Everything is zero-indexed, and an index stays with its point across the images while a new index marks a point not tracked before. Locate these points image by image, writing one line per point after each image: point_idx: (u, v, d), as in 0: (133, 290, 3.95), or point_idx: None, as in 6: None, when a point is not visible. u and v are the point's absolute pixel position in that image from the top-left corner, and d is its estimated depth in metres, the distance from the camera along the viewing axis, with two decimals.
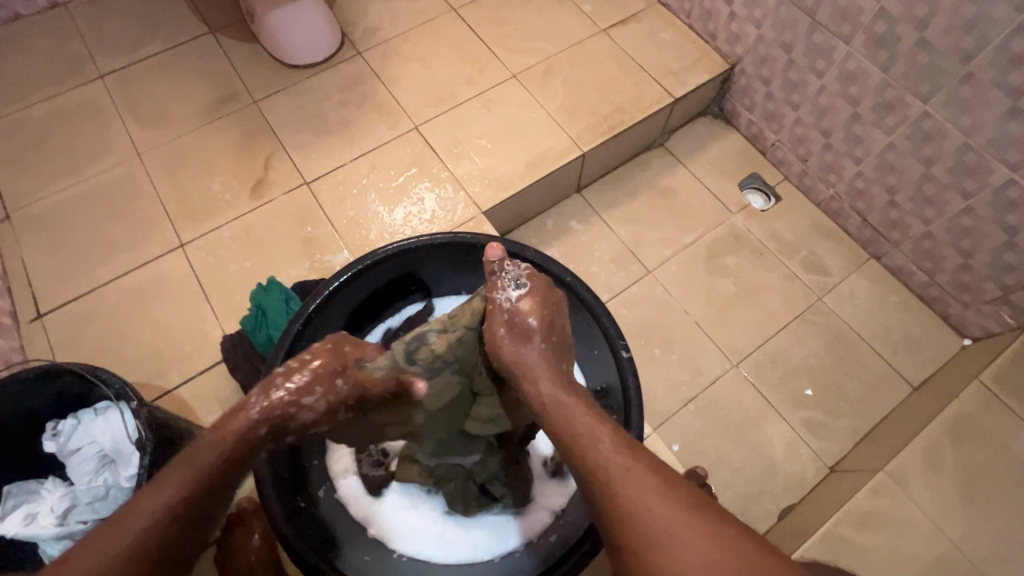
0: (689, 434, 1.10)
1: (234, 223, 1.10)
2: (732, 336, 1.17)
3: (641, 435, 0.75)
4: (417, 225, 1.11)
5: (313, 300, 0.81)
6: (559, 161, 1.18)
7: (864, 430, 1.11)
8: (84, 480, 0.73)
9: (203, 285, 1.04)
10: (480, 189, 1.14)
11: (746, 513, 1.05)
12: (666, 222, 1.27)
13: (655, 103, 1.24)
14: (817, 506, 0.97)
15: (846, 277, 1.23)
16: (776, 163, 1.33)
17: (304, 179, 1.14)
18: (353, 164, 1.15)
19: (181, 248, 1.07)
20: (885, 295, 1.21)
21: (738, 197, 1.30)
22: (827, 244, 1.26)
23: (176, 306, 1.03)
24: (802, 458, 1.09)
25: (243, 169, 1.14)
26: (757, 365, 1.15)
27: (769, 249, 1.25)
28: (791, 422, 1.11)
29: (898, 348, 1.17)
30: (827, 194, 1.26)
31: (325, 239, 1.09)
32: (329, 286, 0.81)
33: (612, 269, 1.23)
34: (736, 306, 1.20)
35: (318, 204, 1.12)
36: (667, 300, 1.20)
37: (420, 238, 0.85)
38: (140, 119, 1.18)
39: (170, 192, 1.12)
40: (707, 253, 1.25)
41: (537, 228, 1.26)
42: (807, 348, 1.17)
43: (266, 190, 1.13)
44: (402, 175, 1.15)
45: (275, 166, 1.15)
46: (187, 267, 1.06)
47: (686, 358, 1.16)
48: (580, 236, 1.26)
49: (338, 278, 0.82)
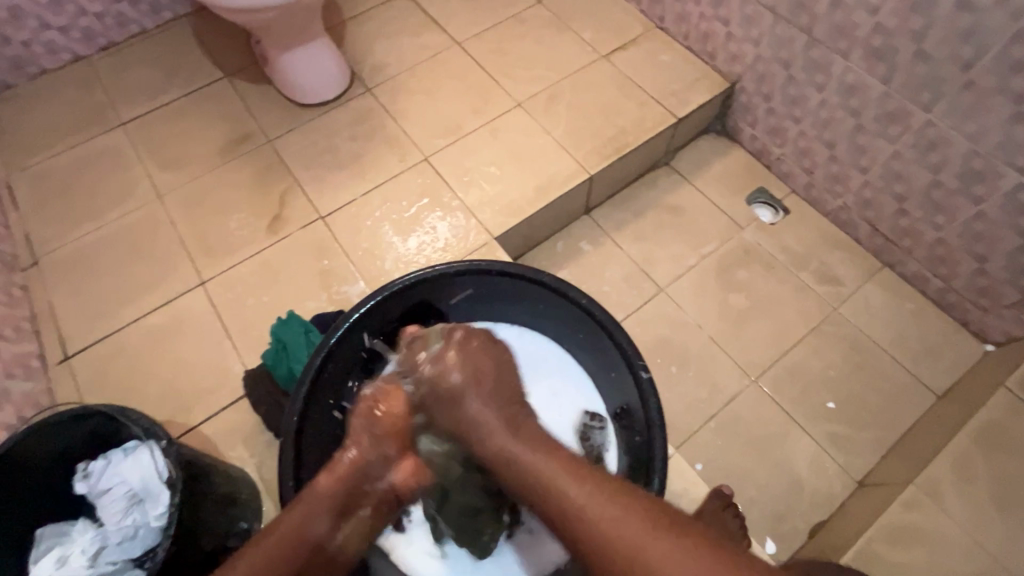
0: (713, 453, 1.08)
1: (252, 259, 1.12)
2: (749, 351, 1.17)
3: (666, 458, 0.74)
4: (430, 254, 1.13)
5: (333, 332, 0.82)
6: (567, 184, 1.20)
7: (890, 442, 1.08)
8: (113, 520, 0.73)
9: (224, 321, 1.06)
10: (490, 216, 1.17)
11: (774, 532, 1.03)
12: (675, 239, 1.29)
13: (658, 124, 1.27)
14: (848, 522, 0.94)
15: (861, 286, 1.22)
16: (782, 177, 1.34)
17: (319, 213, 1.17)
18: (366, 197, 1.18)
19: (202, 286, 1.10)
20: (902, 304, 1.20)
21: (745, 211, 1.31)
22: (838, 255, 1.26)
23: (198, 342, 1.05)
24: (828, 473, 1.07)
25: (260, 206, 1.18)
26: (776, 379, 1.14)
27: (781, 262, 1.26)
28: (815, 436, 1.10)
29: (918, 357, 1.15)
30: (835, 205, 1.26)
31: (342, 270, 1.11)
32: (349, 318, 0.83)
33: (625, 289, 1.23)
34: (751, 320, 1.20)
35: (333, 238, 1.14)
36: (680, 317, 1.21)
37: (435, 268, 0.86)
38: (162, 162, 1.22)
39: (190, 231, 1.15)
40: (719, 268, 1.25)
41: (549, 252, 1.28)
42: (826, 359, 1.16)
43: (282, 225, 1.16)
44: (414, 206, 1.18)
45: (291, 202, 1.18)
46: (208, 304, 1.08)
47: (704, 374, 1.15)
48: (591, 257, 1.27)
49: (358, 310, 0.84)
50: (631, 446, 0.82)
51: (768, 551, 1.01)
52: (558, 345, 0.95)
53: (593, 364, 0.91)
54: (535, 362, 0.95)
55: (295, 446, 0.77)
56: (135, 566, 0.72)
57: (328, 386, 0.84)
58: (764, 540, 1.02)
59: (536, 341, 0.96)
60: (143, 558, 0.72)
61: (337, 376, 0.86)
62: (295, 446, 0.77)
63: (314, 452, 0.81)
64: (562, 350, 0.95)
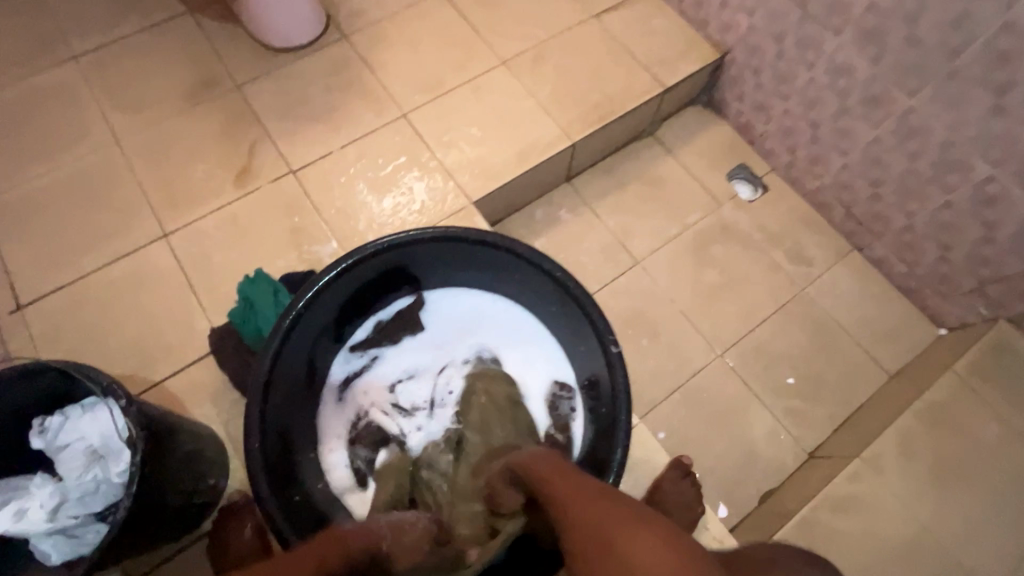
0: (676, 422, 1.10)
1: (218, 213, 1.08)
2: (717, 325, 1.19)
3: (628, 432, 0.76)
4: (406, 216, 1.10)
5: (301, 296, 0.81)
6: (548, 151, 1.18)
7: (843, 417, 1.12)
8: (72, 476, 0.72)
9: (189, 276, 1.03)
10: (469, 179, 1.14)
11: (728, 499, 1.05)
12: (654, 211, 1.28)
13: (645, 92, 1.24)
14: (796, 490, 0.99)
15: (830, 267, 1.25)
16: (764, 154, 1.34)
17: (290, 167, 1.12)
18: (340, 152, 1.14)
19: (165, 238, 1.05)
20: (866, 286, 1.24)
21: (724, 188, 1.32)
22: (810, 234, 1.28)
23: (161, 296, 1.01)
24: (782, 443, 1.09)
25: (227, 156, 1.12)
26: (742, 354, 1.16)
27: (756, 240, 1.27)
28: (772, 409, 1.12)
29: (878, 338, 1.19)
30: (813, 185, 1.28)
31: (313, 229, 1.08)
32: (319, 282, 0.82)
33: (600, 260, 1.24)
34: (722, 295, 1.22)
35: (305, 194, 1.10)
36: (653, 289, 1.22)
37: (410, 234, 0.85)
38: (119, 102, 1.14)
39: (152, 179, 1.09)
40: (695, 243, 1.26)
41: (527, 218, 1.26)
42: (790, 337, 1.18)
43: (251, 178, 1.11)
44: (390, 164, 1.14)
45: (260, 154, 1.13)
46: (172, 257, 1.04)
47: (672, 347, 1.17)
48: (569, 226, 1.26)
49: (328, 273, 0.82)
50: (597, 418, 0.85)
51: (720, 515, 1.03)
52: (530, 315, 0.95)
53: (563, 333, 0.92)
54: (510, 331, 0.96)
55: (261, 403, 0.77)
56: (98, 519, 0.73)
57: (295, 347, 0.83)
58: (716, 504, 1.04)
59: (510, 309, 0.96)
60: (106, 512, 0.73)
61: (305, 337, 0.86)
62: (262, 405, 0.77)
63: (279, 412, 0.82)
64: (534, 319, 0.95)
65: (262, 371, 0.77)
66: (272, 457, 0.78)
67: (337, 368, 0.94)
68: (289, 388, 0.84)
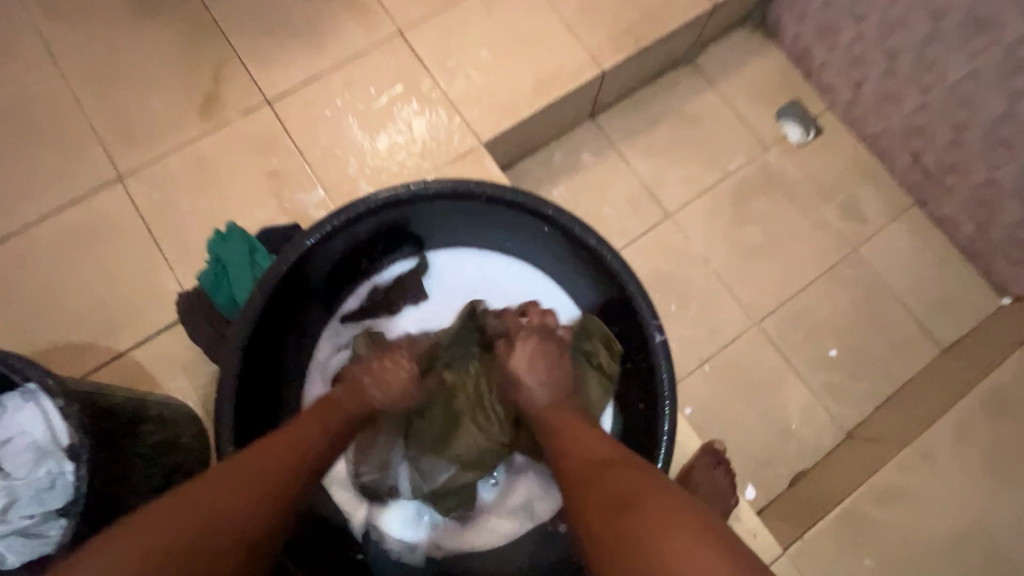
0: (704, 397, 1.00)
1: (182, 151, 0.91)
2: (755, 290, 1.06)
3: (672, 432, 0.66)
4: (404, 158, 0.93)
5: (289, 254, 0.69)
6: (573, 81, 0.99)
7: (887, 394, 1.02)
8: (22, 471, 0.61)
9: (152, 228, 0.88)
10: (479, 114, 0.96)
11: (756, 479, 0.97)
12: (690, 156, 1.11)
13: (691, 9, 1.03)
14: (835, 475, 0.91)
15: (886, 225, 1.10)
16: (822, 89, 1.14)
17: (265, 97, 0.94)
18: (323, 78, 0.95)
19: (120, 182, 0.89)
20: (926, 247, 1.09)
21: (773, 129, 1.14)
22: (867, 186, 1.12)
23: (121, 252, 0.87)
24: (819, 421, 1.00)
25: (190, 82, 0.94)
26: (781, 322, 1.05)
27: (805, 192, 1.11)
28: (811, 384, 1.02)
29: (933, 307, 1.07)
30: (877, 129, 1.10)
31: (295, 173, 0.91)
32: (311, 238, 0.69)
33: (627, 212, 1.08)
34: (763, 256, 1.08)
35: (284, 130, 0.93)
36: (685, 248, 1.07)
37: (421, 186, 0.72)
38: (52, 10, 0.94)
39: (100, 109, 0.92)
40: (736, 194, 1.10)
41: (544, 161, 1.09)
42: (836, 304, 1.06)
43: (218, 110, 0.93)
44: (384, 95, 0.95)
45: (228, 80, 0.94)
46: (130, 205, 0.89)
47: (704, 314, 1.04)
48: (592, 172, 1.09)
49: (322, 228, 0.69)
50: (631, 412, 0.74)
51: (747, 497, 0.96)
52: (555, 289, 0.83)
53: (595, 311, 0.80)
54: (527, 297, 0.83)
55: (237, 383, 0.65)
56: (59, 517, 0.62)
57: (278, 314, 0.71)
58: (744, 486, 0.96)
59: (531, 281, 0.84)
60: (67, 510, 0.62)
61: (291, 303, 0.73)
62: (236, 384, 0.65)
63: (258, 390, 0.70)
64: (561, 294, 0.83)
65: (237, 343, 0.65)
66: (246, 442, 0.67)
67: (327, 340, 0.80)
68: (272, 363, 0.73)
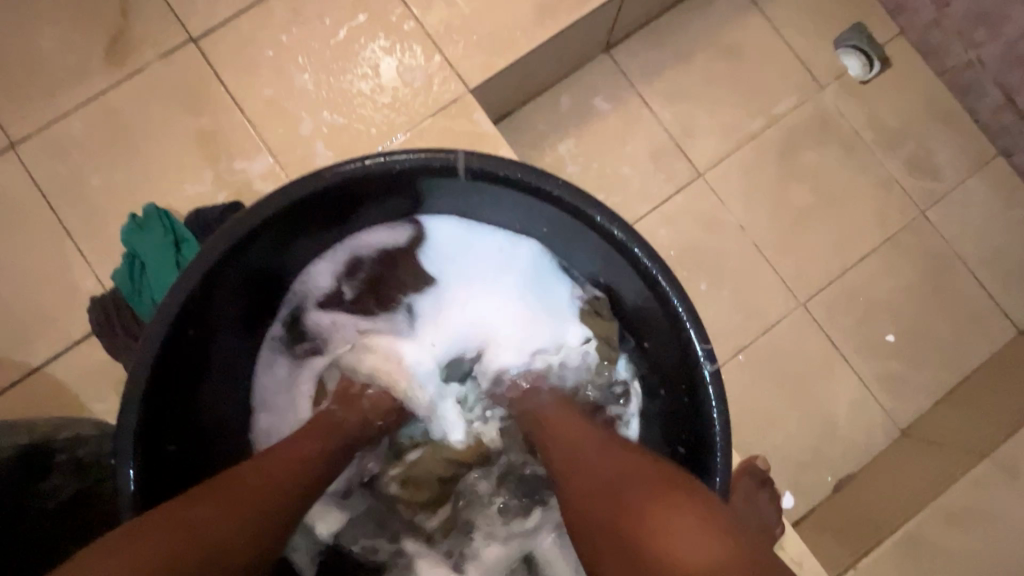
0: (738, 392, 0.86)
1: (86, 109, 0.71)
2: (801, 264, 0.89)
3: (728, 486, 0.51)
4: (371, 112, 0.73)
5: (212, 251, 0.51)
6: (585, 3, 0.77)
7: (951, 384, 0.88)
8: None
9: (57, 210, 0.70)
10: (465, 49, 0.74)
11: (796, 484, 0.85)
12: (727, 98, 0.90)
13: None
14: (891, 484, 0.78)
15: (962, 181, 0.91)
16: (894, 8, 0.92)
17: (189, 33, 0.73)
18: (263, 6, 0.74)
19: (12, 151, 0.70)
20: (1008, 208, 0.91)
21: (831, 61, 0.92)
22: (942, 133, 0.92)
23: (22, 242, 0.69)
24: (870, 417, 0.87)
25: (90, 14, 0.73)
26: (830, 301, 0.88)
27: (866, 141, 0.91)
28: (862, 374, 0.88)
29: (1011, 280, 0.90)
30: (962, 59, 0.88)
31: (233, 134, 0.72)
32: (241, 228, 0.52)
33: (650, 172, 0.89)
34: (812, 222, 0.90)
35: (216, 76, 0.72)
36: (720, 213, 0.89)
37: (389, 157, 0.54)
38: None
39: None
40: (783, 146, 0.90)
41: (548, 109, 0.88)
42: (897, 278, 0.89)
43: (129, 51, 0.72)
44: (342, 26, 0.74)
45: (139, 10, 0.73)
46: (27, 179, 0.70)
47: (741, 293, 0.88)
48: (607, 122, 0.89)
49: (256, 215, 0.52)
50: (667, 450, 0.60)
51: (785, 505, 0.84)
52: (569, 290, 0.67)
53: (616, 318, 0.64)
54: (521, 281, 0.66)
55: (145, 423, 0.49)
56: None
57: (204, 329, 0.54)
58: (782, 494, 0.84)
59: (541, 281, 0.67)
60: None
61: (222, 313, 0.57)
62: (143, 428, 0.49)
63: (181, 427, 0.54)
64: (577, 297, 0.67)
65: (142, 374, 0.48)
66: (165, 496, 0.52)
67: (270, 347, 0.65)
68: (199, 385, 0.57)
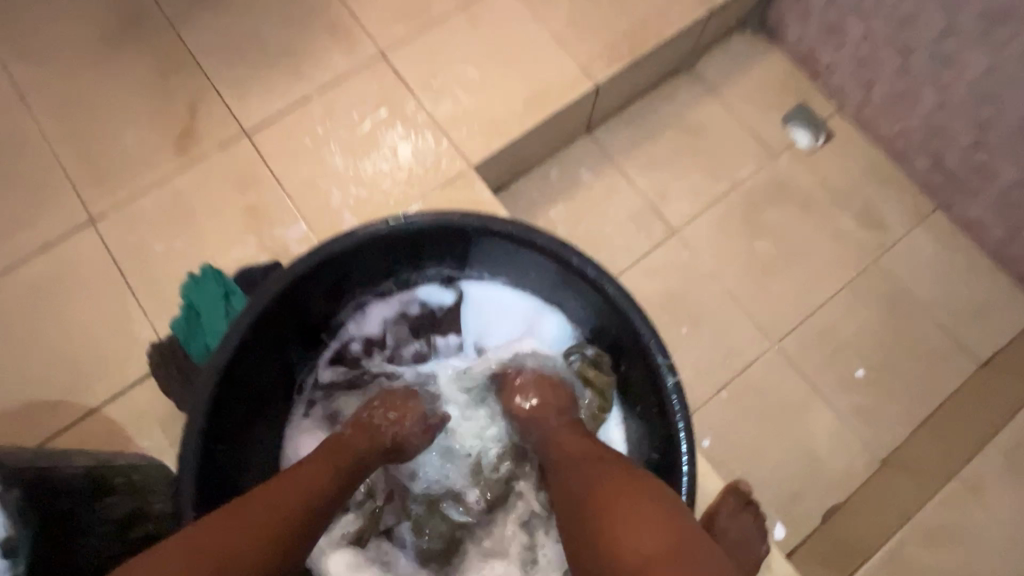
0: (724, 426, 0.93)
1: (156, 190, 0.86)
2: (772, 308, 0.99)
3: (694, 487, 0.59)
4: (389, 186, 0.87)
5: (261, 297, 0.63)
6: (567, 95, 0.93)
7: (923, 415, 0.94)
8: None
9: (124, 272, 0.83)
10: (468, 134, 0.90)
11: (786, 515, 0.89)
12: (694, 167, 1.05)
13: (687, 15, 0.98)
14: None
15: (908, 232, 1.03)
16: (829, 91, 1.08)
17: (242, 128, 0.89)
18: (303, 105, 0.91)
19: (91, 225, 0.84)
20: (953, 254, 1.02)
21: (781, 135, 1.07)
22: (885, 191, 1.05)
23: (92, 300, 0.81)
24: (849, 448, 0.93)
25: (164, 116, 0.89)
26: (801, 341, 0.97)
27: (818, 199, 1.05)
28: (838, 407, 0.94)
29: (965, 318, 0.99)
30: (892, 130, 1.04)
31: (274, 206, 0.86)
32: (283, 278, 0.63)
33: (631, 231, 1.02)
34: (778, 271, 1.01)
35: (263, 161, 0.88)
36: (694, 265, 1.01)
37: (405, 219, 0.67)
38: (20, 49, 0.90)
39: (70, 149, 0.87)
40: (745, 206, 1.04)
41: (539, 181, 1.03)
42: (860, 318, 0.99)
43: (194, 143, 0.88)
44: (367, 119, 0.90)
45: (204, 111, 0.90)
46: (101, 248, 0.84)
47: (719, 335, 0.97)
48: (591, 189, 1.03)
49: (296, 268, 0.63)
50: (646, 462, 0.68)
51: (776, 538, 0.88)
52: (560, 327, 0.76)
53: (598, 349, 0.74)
54: (502, 317, 0.78)
55: (202, 440, 0.59)
56: None
57: (250, 364, 0.65)
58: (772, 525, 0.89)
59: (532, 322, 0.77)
60: None
61: (267, 350, 0.67)
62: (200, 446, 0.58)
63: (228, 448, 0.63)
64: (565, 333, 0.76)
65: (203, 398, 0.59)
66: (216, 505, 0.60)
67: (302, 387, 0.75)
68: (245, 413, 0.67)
